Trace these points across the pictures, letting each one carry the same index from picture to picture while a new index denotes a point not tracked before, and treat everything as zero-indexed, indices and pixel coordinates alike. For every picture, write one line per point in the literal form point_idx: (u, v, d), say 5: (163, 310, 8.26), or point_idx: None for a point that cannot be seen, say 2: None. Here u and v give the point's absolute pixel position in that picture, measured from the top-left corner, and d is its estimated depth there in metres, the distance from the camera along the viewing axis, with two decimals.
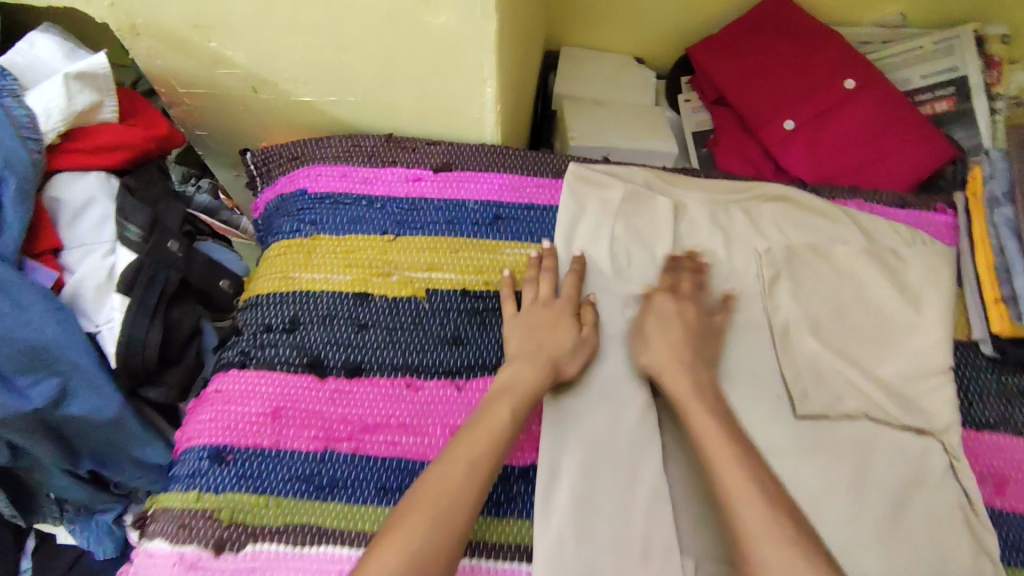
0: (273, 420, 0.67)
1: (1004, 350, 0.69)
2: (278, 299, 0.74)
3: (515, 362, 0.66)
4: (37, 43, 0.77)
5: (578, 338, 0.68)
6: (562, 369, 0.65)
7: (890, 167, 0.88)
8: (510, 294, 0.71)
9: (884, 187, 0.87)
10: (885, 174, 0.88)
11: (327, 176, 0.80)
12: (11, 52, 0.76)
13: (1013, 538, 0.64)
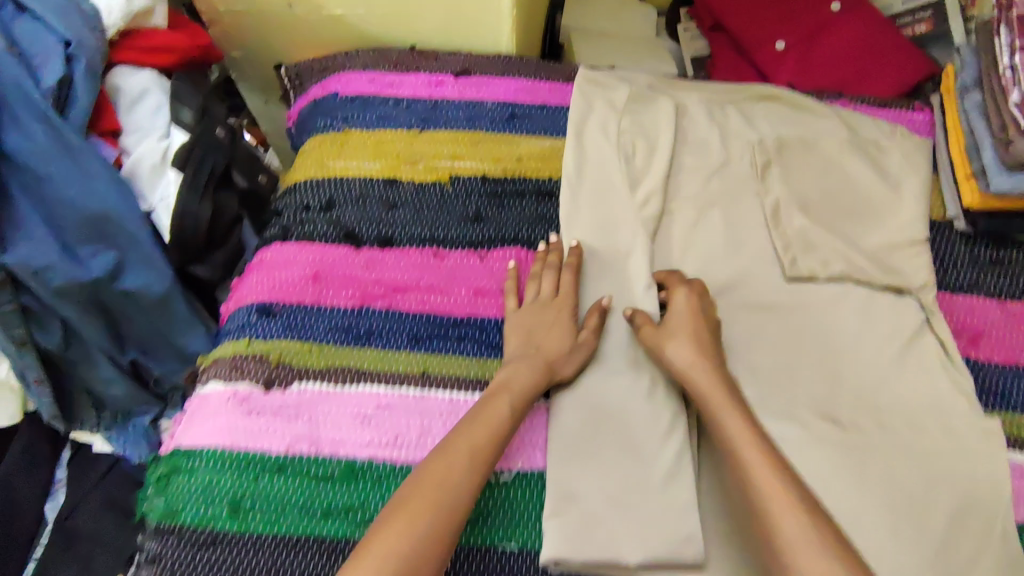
0: (313, 282, 0.74)
1: (976, 223, 0.76)
2: (313, 184, 0.80)
3: (512, 362, 0.67)
4: None
5: (575, 340, 0.69)
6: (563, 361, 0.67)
7: (879, 75, 0.94)
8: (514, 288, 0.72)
9: (873, 94, 0.94)
10: (874, 81, 0.94)
11: (357, 81, 0.88)
12: None
13: (985, 382, 0.71)
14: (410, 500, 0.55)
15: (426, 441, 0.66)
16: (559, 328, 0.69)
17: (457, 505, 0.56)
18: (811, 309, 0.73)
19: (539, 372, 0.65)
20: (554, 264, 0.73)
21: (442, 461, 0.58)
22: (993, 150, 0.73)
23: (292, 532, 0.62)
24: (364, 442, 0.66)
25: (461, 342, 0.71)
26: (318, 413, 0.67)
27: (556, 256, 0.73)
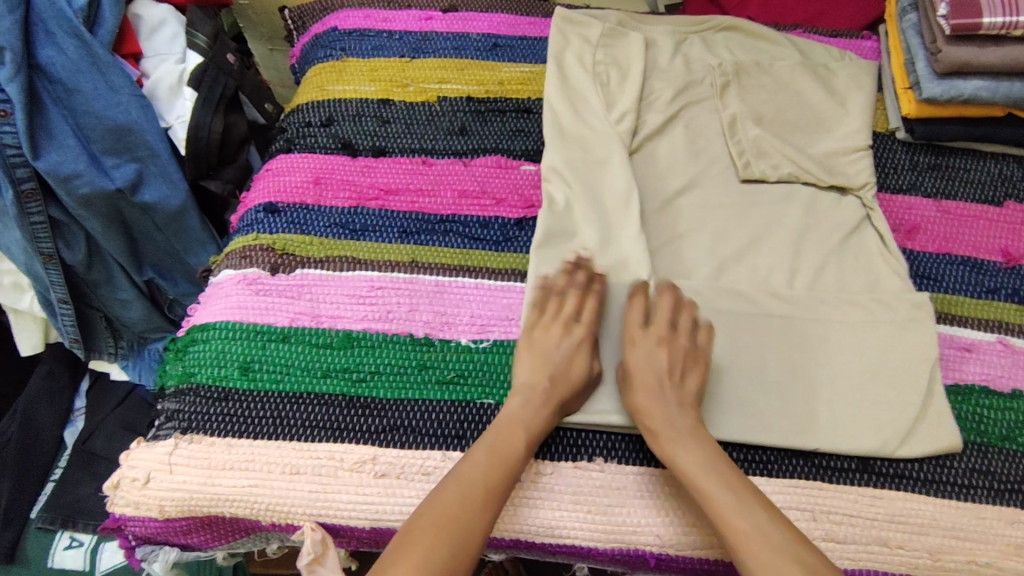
0: (315, 186, 0.82)
1: (913, 131, 0.84)
2: (316, 104, 0.89)
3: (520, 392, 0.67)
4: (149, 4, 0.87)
5: (590, 373, 0.69)
6: (575, 389, 0.67)
7: (841, 10, 1.01)
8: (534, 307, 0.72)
9: (839, 26, 1.00)
10: (837, 17, 1.00)
11: (354, 17, 0.96)
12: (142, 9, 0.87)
13: (918, 267, 0.78)
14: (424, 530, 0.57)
15: (414, 315, 0.73)
16: (581, 368, 0.68)
17: (468, 531, 0.58)
18: (765, 210, 0.80)
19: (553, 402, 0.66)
20: (581, 285, 0.72)
21: (457, 494, 0.59)
22: (925, 62, 0.82)
23: (296, 390, 0.69)
24: (359, 317, 0.73)
25: (447, 235, 0.79)
26: (318, 294, 0.75)
27: (585, 277, 0.73)
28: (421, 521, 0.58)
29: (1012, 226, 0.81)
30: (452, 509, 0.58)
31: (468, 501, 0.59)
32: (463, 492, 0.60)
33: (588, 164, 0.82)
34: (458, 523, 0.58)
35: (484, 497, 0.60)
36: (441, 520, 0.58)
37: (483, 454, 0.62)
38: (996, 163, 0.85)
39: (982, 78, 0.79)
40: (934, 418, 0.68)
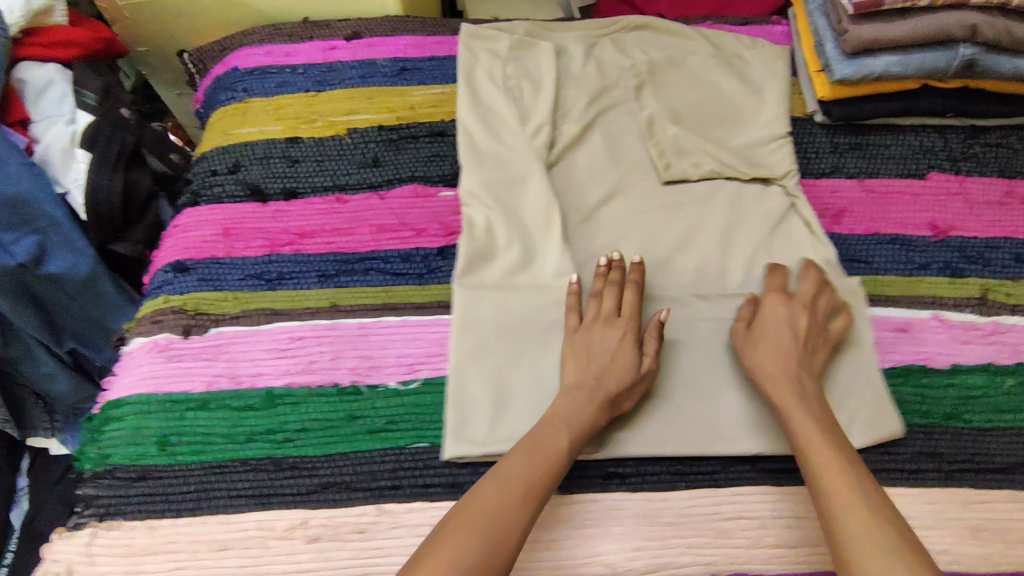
0: (225, 238, 0.78)
1: (830, 112, 0.83)
2: (220, 151, 0.85)
3: (567, 391, 0.64)
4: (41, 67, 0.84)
5: (641, 367, 0.66)
6: (622, 396, 0.64)
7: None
8: (574, 304, 0.70)
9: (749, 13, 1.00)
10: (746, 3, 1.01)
11: (255, 54, 0.93)
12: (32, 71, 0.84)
13: (847, 251, 0.77)
14: (462, 528, 0.53)
15: (339, 363, 0.70)
16: (626, 364, 0.65)
17: (503, 526, 0.54)
18: (695, 208, 0.79)
19: (601, 398, 0.63)
20: (616, 280, 0.71)
21: (495, 488, 0.56)
22: (833, 43, 0.80)
23: (219, 459, 0.66)
24: (280, 372, 0.70)
25: (367, 273, 0.76)
26: (236, 352, 0.71)
27: (619, 273, 0.71)
28: (467, 517, 0.54)
29: (936, 198, 0.81)
30: (490, 503, 0.55)
31: (511, 501, 0.55)
32: (505, 489, 0.56)
33: (509, 183, 0.79)
34: (494, 521, 0.54)
35: (524, 500, 0.56)
36: (487, 519, 0.54)
37: (525, 455, 0.59)
38: (916, 134, 0.85)
39: (892, 53, 0.77)
40: (873, 403, 0.67)
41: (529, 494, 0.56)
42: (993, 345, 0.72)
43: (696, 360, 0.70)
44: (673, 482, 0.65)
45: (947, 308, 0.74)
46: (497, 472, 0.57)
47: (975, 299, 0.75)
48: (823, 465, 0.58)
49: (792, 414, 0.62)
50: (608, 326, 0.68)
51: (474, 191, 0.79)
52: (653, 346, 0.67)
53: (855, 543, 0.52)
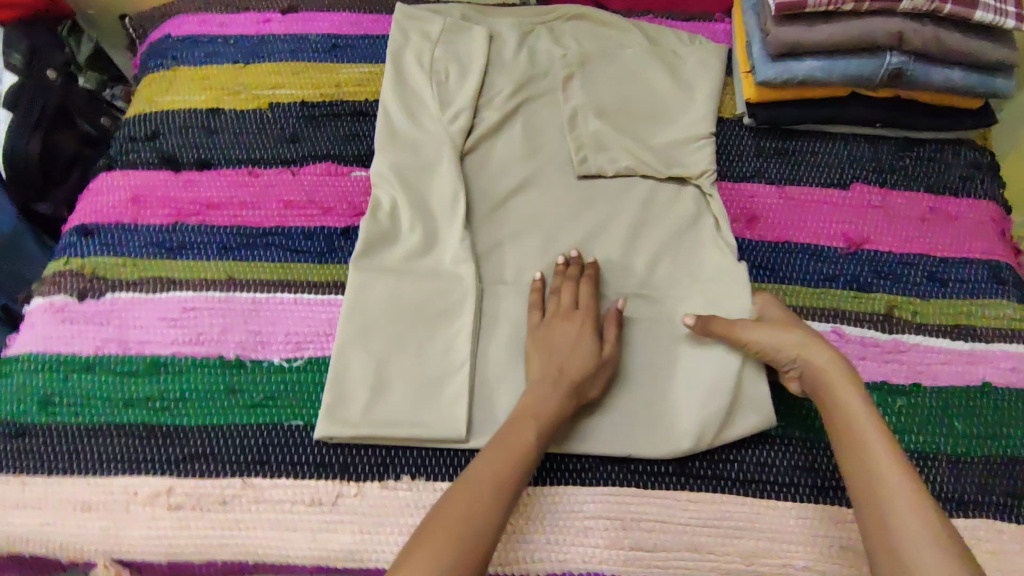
0: (133, 204, 0.78)
1: (756, 115, 0.82)
2: (141, 117, 0.85)
3: (532, 386, 0.64)
4: None
5: (599, 356, 0.66)
6: (584, 387, 0.65)
7: None
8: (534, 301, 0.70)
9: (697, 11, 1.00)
10: None
11: (189, 22, 0.92)
12: None
13: (753, 258, 0.76)
14: (442, 530, 0.52)
15: (227, 336, 0.70)
16: (588, 359, 0.65)
17: (482, 528, 0.53)
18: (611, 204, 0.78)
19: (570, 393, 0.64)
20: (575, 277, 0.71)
21: (470, 492, 0.55)
22: (760, 43, 0.78)
23: (96, 422, 0.66)
24: (168, 341, 0.70)
25: (268, 248, 0.76)
26: (128, 318, 0.72)
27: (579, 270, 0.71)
28: (473, 501, 0.54)
29: (855, 209, 0.79)
30: (463, 506, 0.54)
31: (505, 492, 0.56)
32: (501, 476, 0.56)
33: (422, 167, 0.79)
34: (487, 510, 0.54)
35: (513, 493, 0.57)
36: (493, 507, 0.55)
37: (508, 455, 0.58)
38: (845, 142, 0.83)
39: (816, 58, 0.76)
40: (750, 399, 0.66)
41: (514, 486, 0.57)
42: (891, 363, 0.71)
43: (648, 344, 0.70)
44: (543, 477, 0.65)
45: (846, 322, 0.72)
46: (483, 460, 0.58)
47: (881, 314, 0.73)
48: (878, 462, 0.54)
49: (840, 410, 0.58)
50: (574, 323, 0.68)
51: (385, 172, 0.78)
52: (611, 337, 0.68)
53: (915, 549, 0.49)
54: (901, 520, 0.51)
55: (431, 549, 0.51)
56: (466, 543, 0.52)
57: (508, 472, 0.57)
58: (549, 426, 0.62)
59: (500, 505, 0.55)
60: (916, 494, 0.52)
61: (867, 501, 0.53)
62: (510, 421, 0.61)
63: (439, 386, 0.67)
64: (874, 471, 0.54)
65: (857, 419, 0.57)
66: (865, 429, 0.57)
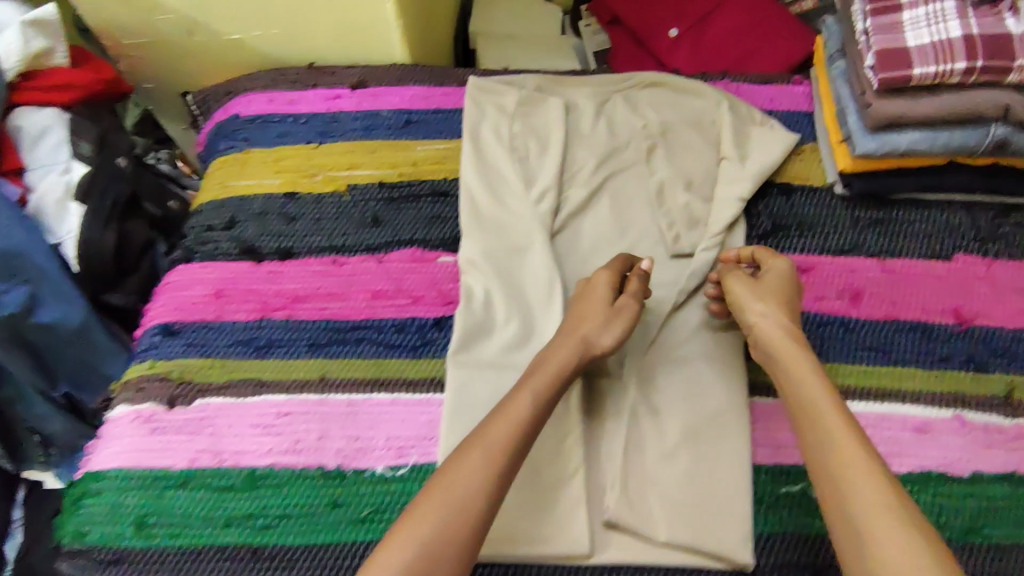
0: (217, 299, 0.76)
1: (851, 185, 0.79)
2: (216, 204, 0.83)
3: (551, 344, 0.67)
4: (38, 114, 0.83)
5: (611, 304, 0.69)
6: (593, 343, 0.66)
7: (768, 53, 0.99)
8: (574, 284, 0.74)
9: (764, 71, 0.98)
10: (764, 60, 0.98)
11: (257, 101, 0.91)
12: (29, 119, 0.83)
13: (863, 338, 0.73)
14: (425, 502, 0.56)
15: (325, 443, 0.67)
16: (598, 327, 0.67)
17: (474, 504, 0.56)
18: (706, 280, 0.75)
19: (583, 354, 0.66)
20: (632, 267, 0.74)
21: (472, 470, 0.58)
22: (857, 114, 0.76)
23: (195, 543, 0.63)
24: (264, 450, 0.67)
25: (359, 344, 0.73)
26: (220, 427, 0.68)
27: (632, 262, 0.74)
28: (455, 479, 0.57)
29: (961, 283, 0.76)
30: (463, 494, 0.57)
31: (496, 465, 0.58)
32: (487, 456, 0.58)
33: (511, 251, 0.76)
34: (471, 488, 0.57)
35: (501, 464, 0.59)
36: (480, 482, 0.57)
37: (506, 422, 0.61)
38: (944, 210, 0.80)
39: (919, 130, 0.73)
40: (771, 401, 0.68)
41: (504, 457, 0.59)
42: (1018, 452, 0.67)
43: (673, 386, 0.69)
44: None
45: (852, 399, 0.70)
46: (484, 430, 0.60)
47: (1002, 398, 0.70)
48: (834, 433, 0.58)
49: (805, 379, 0.62)
50: (589, 284, 0.71)
51: (473, 257, 0.75)
52: (633, 287, 0.70)
53: (884, 541, 0.51)
54: (856, 499, 0.54)
55: (415, 525, 0.55)
56: (446, 513, 0.55)
57: (501, 436, 0.60)
58: (547, 391, 0.63)
59: (481, 483, 0.57)
60: (876, 478, 0.55)
61: (825, 479, 0.57)
62: (523, 380, 0.64)
63: (553, 494, 0.63)
64: (830, 445, 0.58)
65: (816, 401, 0.60)
66: (823, 411, 0.60)
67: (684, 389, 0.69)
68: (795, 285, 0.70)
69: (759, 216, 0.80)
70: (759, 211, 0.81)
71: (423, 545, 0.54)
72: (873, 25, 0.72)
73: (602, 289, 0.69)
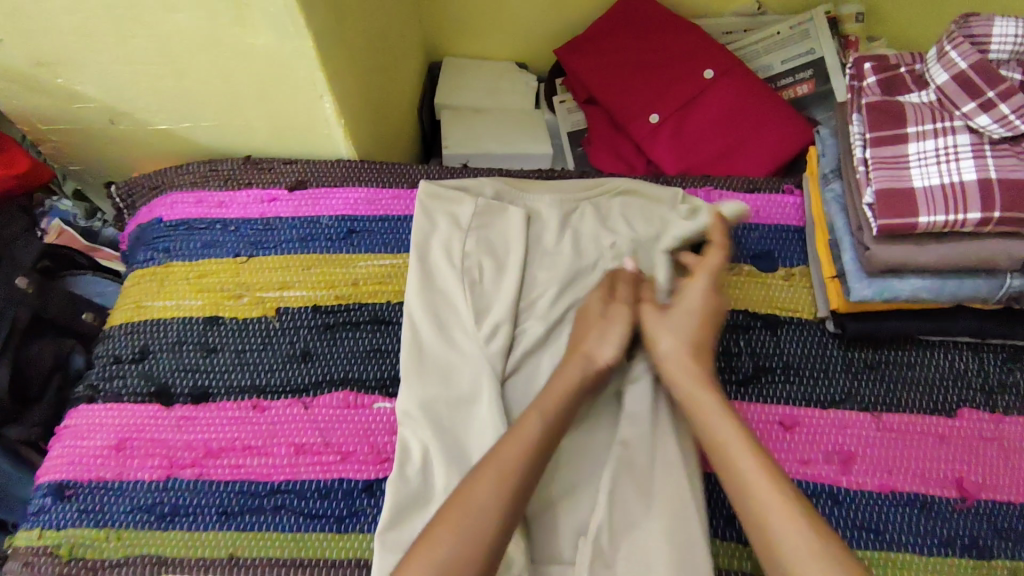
0: (117, 452, 0.67)
1: (844, 326, 0.70)
2: (128, 329, 0.74)
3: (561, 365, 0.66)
4: None
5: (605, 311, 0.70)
6: (595, 354, 0.67)
7: (753, 152, 0.90)
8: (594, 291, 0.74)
9: (747, 172, 0.90)
10: (747, 160, 0.90)
11: (183, 203, 0.81)
12: None
13: (855, 516, 0.63)
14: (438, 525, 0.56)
15: None
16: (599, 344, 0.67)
17: (479, 524, 0.55)
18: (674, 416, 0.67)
19: (590, 370, 0.66)
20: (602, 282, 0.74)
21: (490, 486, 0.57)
22: (852, 250, 0.66)
23: None
24: None
25: (277, 513, 0.64)
26: None
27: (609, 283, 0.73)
28: (466, 496, 0.57)
29: (966, 446, 0.67)
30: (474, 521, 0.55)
31: (508, 488, 0.58)
32: (496, 475, 0.58)
33: (456, 402, 0.66)
34: (488, 504, 0.57)
35: (515, 489, 0.58)
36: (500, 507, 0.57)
37: (518, 443, 0.60)
38: (947, 353, 0.71)
39: (922, 277, 0.63)
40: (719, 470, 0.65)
41: (515, 474, 0.58)
42: None
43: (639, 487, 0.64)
44: None
45: None
46: (495, 452, 0.60)
47: None
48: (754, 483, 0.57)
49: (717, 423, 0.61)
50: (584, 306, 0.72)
51: (412, 410, 0.66)
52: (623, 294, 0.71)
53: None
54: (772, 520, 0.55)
55: (432, 547, 0.54)
56: (463, 536, 0.55)
57: (515, 458, 0.59)
58: (557, 405, 0.63)
59: (496, 502, 0.57)
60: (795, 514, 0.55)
61: (757, 527, 0.56)
62: (533, 402, 0.63)
63: None
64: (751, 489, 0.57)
65: (727, 444, 0.60)
66: (732, 450, 0.59)
67: (657, 410, 0.66)
68: (711, 317, 0.69)
69: (739, 355, 0.71)
70: (739, 349, 0.72)
71: (454, 559, 0.54)
72: (871, 156, 0.63)
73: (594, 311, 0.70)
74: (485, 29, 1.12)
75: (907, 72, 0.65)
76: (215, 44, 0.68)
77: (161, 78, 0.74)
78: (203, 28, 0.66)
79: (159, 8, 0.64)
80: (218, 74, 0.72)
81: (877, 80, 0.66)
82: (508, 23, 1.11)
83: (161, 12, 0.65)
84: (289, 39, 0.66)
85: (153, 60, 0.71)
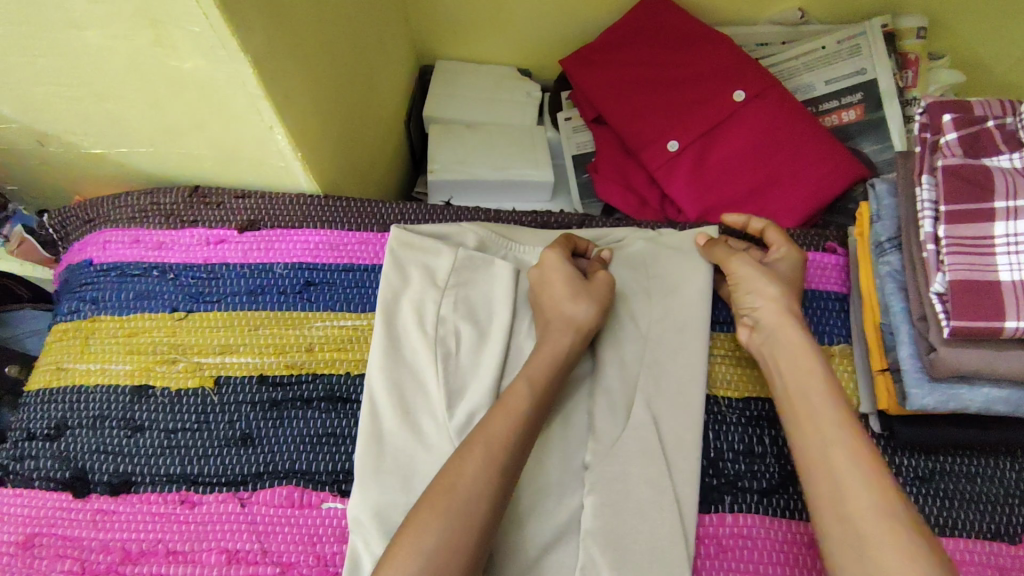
0: (23, 551, 0.57)
1: (893, 428, 0.57)
2: (46, 398, 0.63)
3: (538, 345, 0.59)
4: None
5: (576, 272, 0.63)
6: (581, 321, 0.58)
7: (786, 193, 0.76)
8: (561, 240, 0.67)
9: (774, 218, 0.76)
10: (780, 201, 0.76)
11: (116, 242, 0.69)
12: None
13: None
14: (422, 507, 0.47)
15: None
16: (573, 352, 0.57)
17: (467, 505, 0.47)
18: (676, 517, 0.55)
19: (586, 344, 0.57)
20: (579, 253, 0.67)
21: (503, 425, 0.51)
22: (909, 345, 0.54)
23: None
24: None
25: None
26: None
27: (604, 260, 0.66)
28: (451, 486, 0.48)
29: None
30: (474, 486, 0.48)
31: (491, 473, 0.49)
32: (487, 458, 0.49)
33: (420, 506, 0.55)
34: (474, 496, 0.47)
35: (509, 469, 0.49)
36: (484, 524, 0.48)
37: (505, 421, 0.52)
38: (1012, 463, 0.58)
39: (998, 385, 0.51)
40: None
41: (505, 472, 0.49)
42: None
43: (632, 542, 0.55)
44: None
45: None
46: (483, 431, 0.51)
47: None
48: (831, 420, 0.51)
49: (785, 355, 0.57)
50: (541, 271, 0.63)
51: (364, 515, 0.55)
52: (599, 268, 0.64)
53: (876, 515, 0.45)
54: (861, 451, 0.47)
55: (417, 535, 0.45)
56: (454, 521, 0.46)
57: (504, 444, 0.50)
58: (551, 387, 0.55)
59: (483, 487, 0.48)
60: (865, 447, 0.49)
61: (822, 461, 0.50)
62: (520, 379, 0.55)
63: None
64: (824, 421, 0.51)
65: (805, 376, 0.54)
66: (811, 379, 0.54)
67: (646, 480, 0.57)
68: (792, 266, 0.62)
69: (763, 456, 0.60)
70: (763, 448, 0.60)
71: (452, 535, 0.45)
72: (946, 236, 0.51)
73: (562, 273, 0.62)
74: (483, 31, 0.99)
75: (996, 127, 0.52)
76: (139, 67, 0.56)
77: (85, 101, 0.61)
78: (118, 48, 0.54)
79: (64, 23, 0.51)
80: (147, 99, 0.60)
81: (957, 137, 0.53)
82: (506, 26, 0.97)
83: (67, 27, 0.52)
84: (220, 63, 0.54)
85: (71, 80, 0.58)
